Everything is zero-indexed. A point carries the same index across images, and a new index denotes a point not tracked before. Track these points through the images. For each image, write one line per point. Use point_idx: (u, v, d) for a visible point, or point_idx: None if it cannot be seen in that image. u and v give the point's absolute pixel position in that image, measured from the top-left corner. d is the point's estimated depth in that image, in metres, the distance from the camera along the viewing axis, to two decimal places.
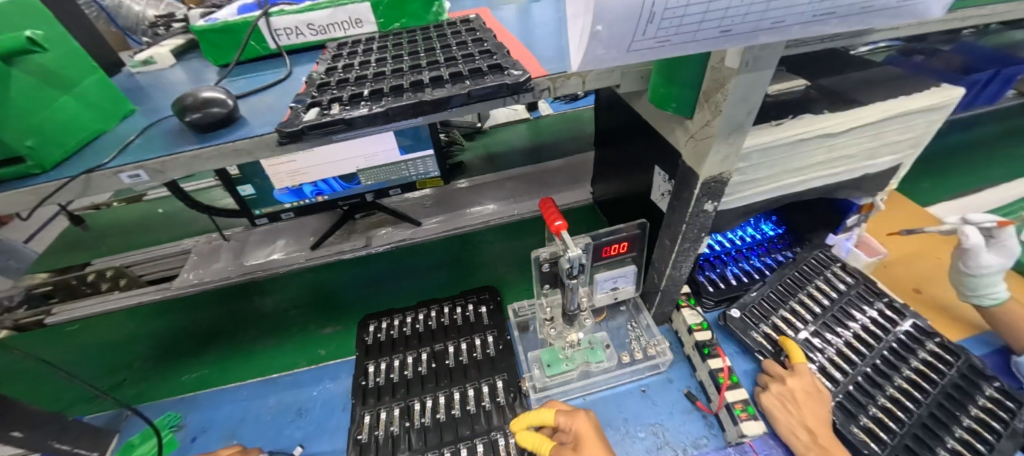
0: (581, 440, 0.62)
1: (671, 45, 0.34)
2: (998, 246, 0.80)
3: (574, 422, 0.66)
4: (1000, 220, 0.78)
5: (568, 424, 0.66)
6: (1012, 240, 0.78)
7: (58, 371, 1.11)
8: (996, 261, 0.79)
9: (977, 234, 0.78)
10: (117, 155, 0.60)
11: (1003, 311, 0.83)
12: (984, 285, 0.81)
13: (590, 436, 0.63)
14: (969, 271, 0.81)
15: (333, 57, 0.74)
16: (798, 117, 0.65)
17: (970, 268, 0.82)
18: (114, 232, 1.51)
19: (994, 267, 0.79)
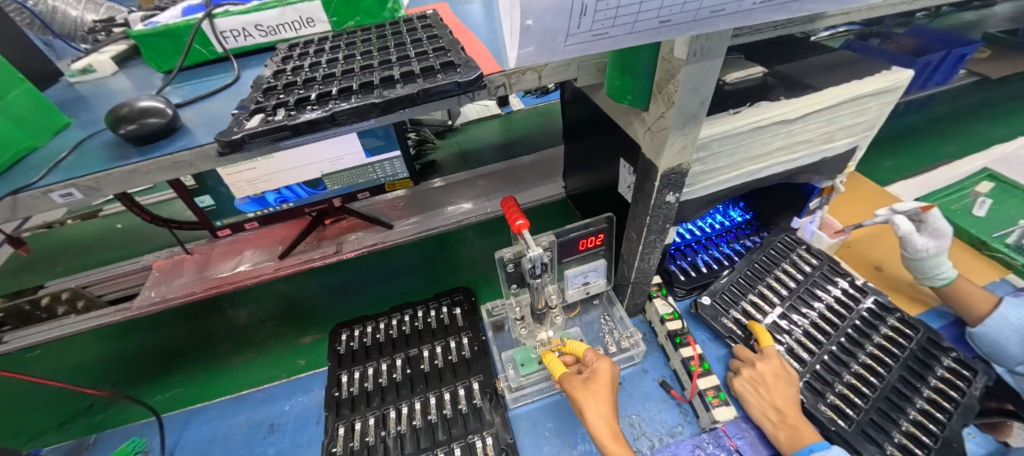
0: (595, 380, 0.67)
1: (612, 38, 0.33)
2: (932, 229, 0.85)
3: (598, 362, 0.70)
4: (920, 206, 0.85)
5: (593, 360, 0.71)
6: (939, 221, 0.84)
7: (11, 402, 1.05)
8: (933, 243, 0.84)
9: (905, 222, 0.84)
10: (47, 172, 0.56)
11: (953, 289, 0.86)
12: (932, 266, 0.85)
13: (600, 382, 0.67)
14: (911, 256, 0.86)
15: (283, 59, 0.71)
16: (755, 105, 0.66)
17: (912, 252, 0.87)
18: (68, 250, 1.43)
19: (934, 248, 0.83)
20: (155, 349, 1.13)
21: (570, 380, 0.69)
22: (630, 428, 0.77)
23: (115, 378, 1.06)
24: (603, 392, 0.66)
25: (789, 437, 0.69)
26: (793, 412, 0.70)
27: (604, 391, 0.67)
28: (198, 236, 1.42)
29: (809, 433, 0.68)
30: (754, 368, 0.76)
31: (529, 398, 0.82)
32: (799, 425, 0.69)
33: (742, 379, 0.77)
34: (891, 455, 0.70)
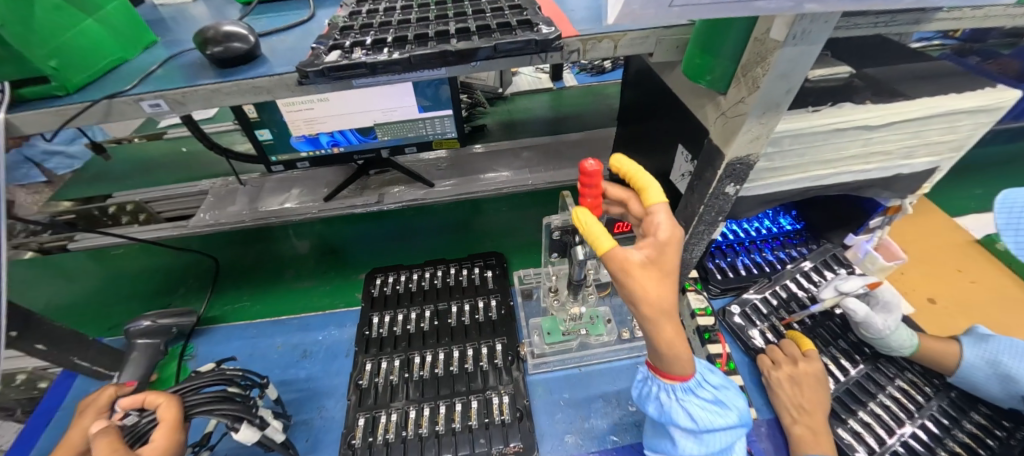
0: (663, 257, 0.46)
1: (716, 5, 0.32)
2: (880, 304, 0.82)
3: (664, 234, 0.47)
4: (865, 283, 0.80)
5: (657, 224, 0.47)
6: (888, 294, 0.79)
7: (86, 293, 1.17)
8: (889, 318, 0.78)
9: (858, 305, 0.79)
10: (138, 83, 0.60)
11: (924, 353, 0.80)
12: (896, 343, 0.79)
13: (671, 259, 0.46)
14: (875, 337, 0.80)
15: (358, 2, 0.72)
16: (837, 106, 0.62)
17: (874, 333, 0.80)
18: (136, 166, 1.53)
19: (891, 322, 0.78)
20: (206, 267, 1.22)
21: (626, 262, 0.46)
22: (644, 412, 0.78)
23: (179, 288, 1.17)
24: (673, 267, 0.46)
25: (802, 433, 0.69)
26: (821, 415, 0.71)
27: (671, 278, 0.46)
28: (251, 169, 1.49)
29: (828, 440, 0.67)
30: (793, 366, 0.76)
31: (549, 367, 0.84)
32: (820, 430, 0.69)
33: (778, 373, 0.77)
34: None
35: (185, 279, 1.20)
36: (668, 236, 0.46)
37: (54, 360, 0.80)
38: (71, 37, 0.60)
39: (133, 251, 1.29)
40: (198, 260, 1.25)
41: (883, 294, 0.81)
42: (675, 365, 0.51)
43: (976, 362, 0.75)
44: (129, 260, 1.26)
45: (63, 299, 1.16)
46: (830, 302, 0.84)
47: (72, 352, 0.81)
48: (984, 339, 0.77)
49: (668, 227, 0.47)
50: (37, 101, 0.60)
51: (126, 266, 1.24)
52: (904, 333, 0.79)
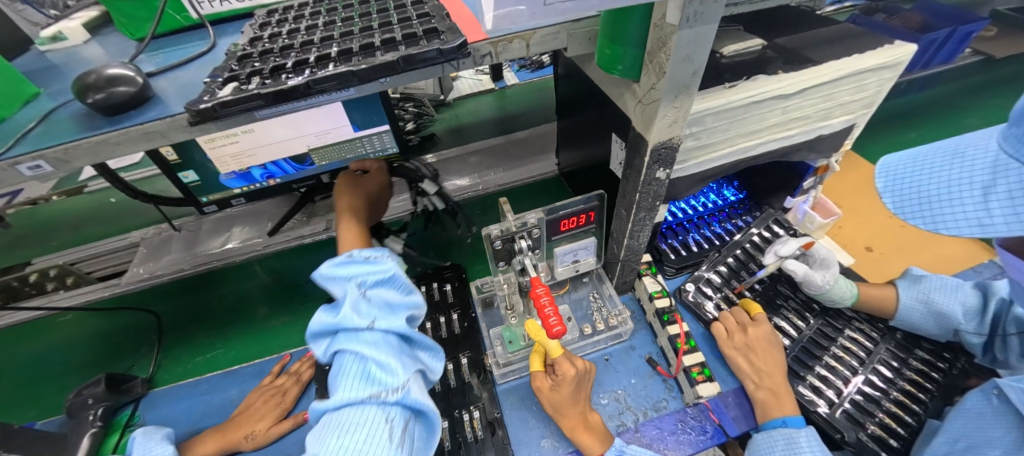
0: (562, 386, 0.69)
1: None
2: (820, 262, 0.87)
3: (565, 367, 0.69)
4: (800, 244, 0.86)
5: (559, 364, 0.69)
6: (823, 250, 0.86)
7: (17, 372, 1.06)
8: (828, 272, 0.83)
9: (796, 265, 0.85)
10: (13, 143, 0.54)
11: (865, 301, 0.84)
12: (838, 294, 0.83)
13: (566, 388, 0.68)
14: (818, 292, 0.84)
15: (261, 26, 0.68)
16: (751, 79, 0.64)
17: (817, 289, 0.84)
18: (54, 227, 1.40)
19: (830, 276, 0.83)
20: (145, 325, 1.12)
21: (544, 386, 0.70)
22: (615, 403, 0.78)
23: (145, 342, 1.08)
24: (566, 390, 0.68)
25: (765, 398, 0.71)
26: (777, 376, 0.73)
27: (567, 390, 0.68)
28: (186, 212, 1.39)
29: (787, 398, 0.70)
30: (744, 333, 0.79)
31: (517, 374, 0.82)
32: (780, 390, 0.72)
33: (732, 342, 0.79)
34: (873, 434, 0.73)
35: (129, 339, 1.09)
36: (566, 371, 0.68)
37: None
38: None
39: (65, 318, 1.17)
40: (143, 316, 1.14)
41: (818, 251, 0.87)
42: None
43: (912, 304, 0.81)
44: (61, 328, 1.14)
45: None
46: (773, 268, 0.90)
47: None
48: (918, 280, 0.83)
49: (568, 365, 0.69)
50: None
51: (58, 336, 1.12)
52: (844, 285, 0.83)
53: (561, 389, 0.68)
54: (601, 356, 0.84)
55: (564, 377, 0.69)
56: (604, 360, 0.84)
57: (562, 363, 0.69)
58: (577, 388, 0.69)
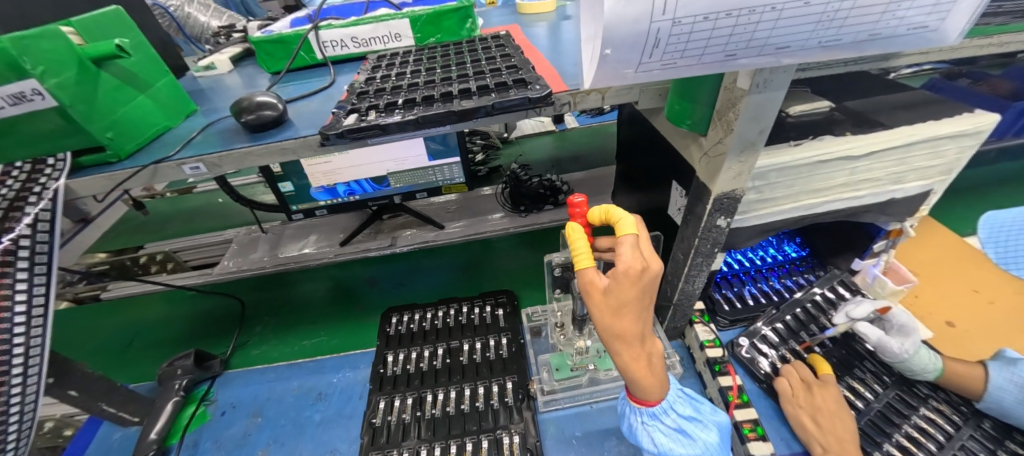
0: (623, 284, 0.50)
1: (677, 68, 0.37)
2: (897, 328, 0.81)
3: (633, 259, 0.50)
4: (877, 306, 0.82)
5: (621, 252, 0.51)
6: (903, 317, 0.80)
7: (120, 339, 1.20)
8: (908, 341, 0.78)
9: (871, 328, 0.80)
10: (182, 148, 0.67)
11: (947, 378, 0.78)
12: (917, 366, 0.78)
13: (628, 290, 0.50)
14: (893, 359, 0.79)
15: (374, 68, 0.81)
16: (818, 139, 0.66)
17: (891, 357, 0.80)
18: (165, 220, 1.63)
19: (910, 346, 0.78)
20: (230, 312, 1.24)
21: (592, 285, 0.51)
22: None
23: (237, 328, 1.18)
24: (632, 290, 0.50)
25: None
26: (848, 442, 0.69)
27: (632, 290, 0.50)
28: (273, 218, 1.57)
29: None
30: (812, 393, 0.75)
31: (559, 404, 0.83)
32: None
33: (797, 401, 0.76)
34: None
35: (216, 319, 1.22)
36: (632, 265, 0.50)
37: (84, 406, 0.83)
38: (127, 111, 0.67)
39: (163, 297, 1.33)
40: (231, 302, 1.28)
41: (896, 318, 0.81)
42: (647, 385, 0.56)
43: (1005, 385, 0.74)
44: (159, 306, 1.29)
45: (93, 346, 1.19)
46: (842, 328, 0.85)
47: (99, 398, 0.84)
48: (1013, 362, 0.75)
49: (635, 256, 0.50)
50: (94, 168, 0.66)
51: (155, 313, 1.27)
52: (925, 355, 0.78)
53: (620, 289, 0.50)
54: None
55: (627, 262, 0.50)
56: None
57: (629, 255, 0.50)
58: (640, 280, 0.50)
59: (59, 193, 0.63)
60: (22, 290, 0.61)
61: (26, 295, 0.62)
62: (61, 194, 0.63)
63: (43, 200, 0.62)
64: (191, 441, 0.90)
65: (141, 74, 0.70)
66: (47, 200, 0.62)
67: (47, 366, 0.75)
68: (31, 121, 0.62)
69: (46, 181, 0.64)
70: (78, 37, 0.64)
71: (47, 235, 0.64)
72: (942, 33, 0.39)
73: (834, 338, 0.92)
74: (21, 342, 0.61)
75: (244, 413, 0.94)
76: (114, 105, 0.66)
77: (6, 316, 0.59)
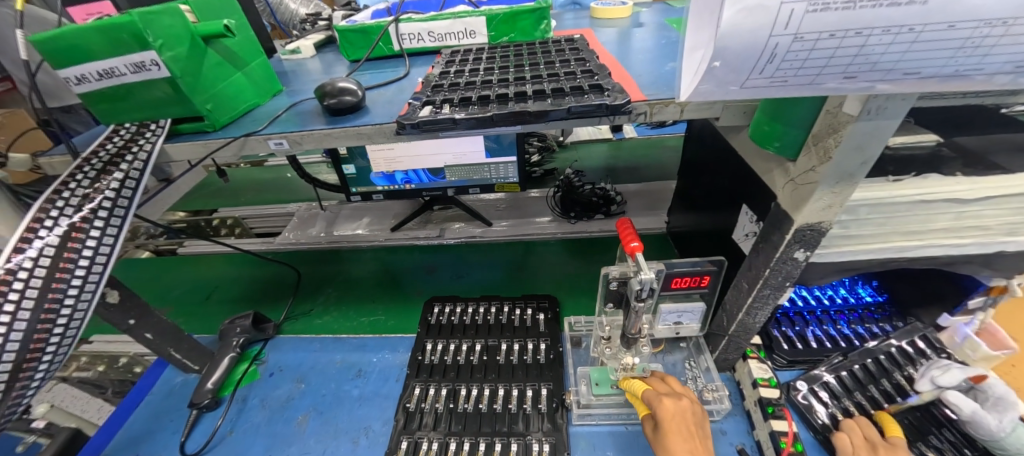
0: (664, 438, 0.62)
1: (786, 87, 0.35)
2: (993, 401, 0.71)
3: (660, 402, 0.65)
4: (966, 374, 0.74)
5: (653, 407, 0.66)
6: (1000, 389, 0.70)
7: (190, 292, 1.31)
8: (1005, 418, 0.68)
9: (960, 397, 0.72)
10: (268, 124, 0.72)
11: None
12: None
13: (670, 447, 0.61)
14: (989, 439, 0.70)
15: (448, 62, 0.83)
16: (921, 176, 0.59)
17: (988, 437, 0.70)
18: (238, 187, 1.76)
19: (1007, 423, 0.68)
20: (286, 280, 1.32)
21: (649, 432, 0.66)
22: None
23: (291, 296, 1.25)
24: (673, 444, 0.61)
25: None
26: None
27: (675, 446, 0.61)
28: (332, 197, 1.65)
29: None
30: (878, 452, 0.68)
31: (594, 420, 0.81)
32: None
33: None
34: None
35: (274, 286, 1.30)
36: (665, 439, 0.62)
37: (156, 349, 0.90)
38: (224, 86, 0.73)
39: (230, 258, 1.43)
40: (288, 271, 1.35)
41: (992, 389, 0.71)
42: None
43: None
44: (225, 267, 1.40)
45: (167, 295, 1.30)
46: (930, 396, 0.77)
47: (169, 344, 0.92)
48: None
49: None
50: (192, 135, 0.73)
51: (221, 273, 1.37)
52: None
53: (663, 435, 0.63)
54: None
55: (672, 397, 0.67)
56: None
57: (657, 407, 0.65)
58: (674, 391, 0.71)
59: (152, 155, 0.68)
60: (89, 247, 0.62)
61: (95, 243, 0.63)
62: (154, 157, 0.68)
63: (138, 161, 0.67)
64: (241, 396, 0.96)
65: (241, 53, 0.76)
66: (141, 160, 0.67)
67: (132, 309, 0.82)
68: (145, 89, 0.68)
69: (144, 143, 0.69)
70: (193, 16, 0.71)
71: (130, 193, 0.67)
72: None
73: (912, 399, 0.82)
74: (76, 284, 0.61)
75: (289, 378, 0.99)
76: (215, 80, 0.72)
77: (72, 259, 0.60)
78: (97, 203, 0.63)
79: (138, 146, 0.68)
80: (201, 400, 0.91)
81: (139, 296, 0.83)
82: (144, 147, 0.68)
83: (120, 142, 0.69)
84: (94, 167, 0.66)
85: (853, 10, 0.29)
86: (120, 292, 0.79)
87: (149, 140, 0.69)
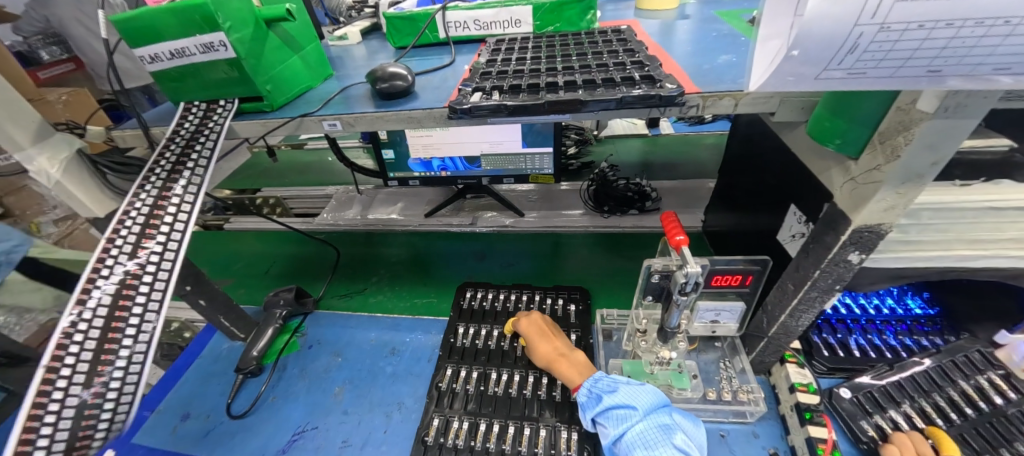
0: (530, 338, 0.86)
1: (863, 80, 0.34)
2: None
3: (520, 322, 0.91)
4: None
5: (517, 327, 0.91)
6: None
7: (237, 265, 1.39)
8: None
9: None
10: (322, 106, 0.74)
11: None
12: None
13: (535, 341, 0.85)
14: None
15: (494, 51, 0.83)
16: (991, 182, 0.56)
17: None
18: (280, 169, 1.83)
19: None
20: (324, 259, 1.37)
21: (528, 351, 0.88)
22: None
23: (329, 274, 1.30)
24: (535, 337, 0.86)
25: None
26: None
27: (535, 336, 0.86)
28: (368, 181, 1.70)
29: None
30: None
31: None
32: None
33: None
34: None
35: (312, 265, 1.36)
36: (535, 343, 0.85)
37: (208, 316, 0.96)
38: (282, 68, 0.76)
39: (272, 236, 1.50)
40: (326, 251, 1.41)
41: None
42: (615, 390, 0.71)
43: None
44: (268, 243, 1.47)
45: (216, 267, 1.38)
46: None
47: (220, 312, 0.98)
48: None
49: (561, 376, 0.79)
50: (252, 114, 0.76)
51: (264, 249, 1.44)
52: None
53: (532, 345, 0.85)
54: (717, 430, 0.78)
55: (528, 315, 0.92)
56: (719, 435, 0.78)
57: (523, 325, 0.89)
58: (545, 323, 0.88)
59: (224, 133, 0.73)
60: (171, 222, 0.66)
61: (166, 238, 0.66)
62: (214, 161, 0.72)
63: (205, 149, 0.72)
64: (282, 365, 1.01)
65: (299, 37, 0.79)
66: (215, 137, 0.73)
67: (188, 277, 0.87)
68: (212, 70, 0.72)
69: (204, 148, 0.72)
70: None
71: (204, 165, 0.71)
72: None
73: (973, 408, 0.76)
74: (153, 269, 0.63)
75: (327, 352, 1.04)
76: (274, 62, 0.75)
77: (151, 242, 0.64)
78: (161, 226, 0.66)
79: (197, 151, 0.72)
80: (247, 366, 0.97)
81: (195, 265, 0.89)
82: (212, 135, 0.73)
83: (186, 138, 0.73)
84: (155, 186, 0.69)
85: None
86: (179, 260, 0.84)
87: (220, 119, 0.74)
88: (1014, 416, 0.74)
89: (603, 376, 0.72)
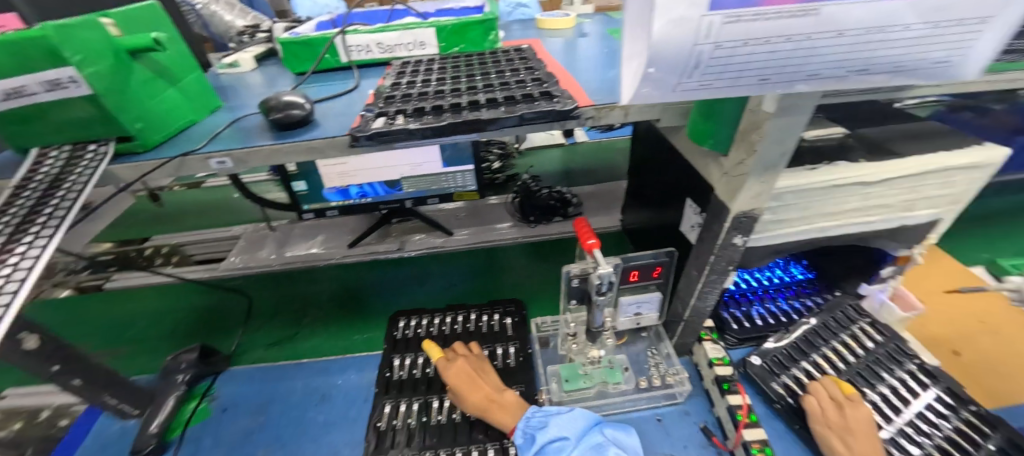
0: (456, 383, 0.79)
1: (712, 90, 0.39)
2: None
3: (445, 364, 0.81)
4: None
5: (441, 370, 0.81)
6: None
7: (126, 328, 1.21)
8: None
9: None
10: (209, 142, 0.68)
11: None
12: None
13: (464, 387, 0.78)
14: None
15: (399, 73, 0.83)
16: (832, 164, 0.67)
17: None
18: (173, 213, 1.63)
19: None
20: (236, 307, 1.24)
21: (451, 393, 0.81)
22: None
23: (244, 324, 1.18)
24: (462, 383, 0.79)
25: None
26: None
27: (462, 382, 0.79)
28: (281, 216, 1.58)
29: None
30: (839, 414, 0.73)
31: None
32: None
33: (824, 419, 0.74)
34: None
35: (222, 316, 1.22)
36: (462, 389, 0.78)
37: (87, 396, 0.82)
38: (155, 104, 0.69)
39: (169, 289, 1.33)
40: (237, 297, 1.28)
41: None
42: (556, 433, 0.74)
43: None
44: (165, 298, 1.29)
45: (99, 334, 1.19)
46: None
47: (103, 389, 0.83)
48: None
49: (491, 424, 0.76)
50: (121, 157, 0.67)
51: (160, 305, 1.27)
52: None
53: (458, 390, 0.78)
54: (654, 416, 0.83)
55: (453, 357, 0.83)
56: (656, 420, 0.82)
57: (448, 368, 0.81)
58: (474, 367, 0.82)
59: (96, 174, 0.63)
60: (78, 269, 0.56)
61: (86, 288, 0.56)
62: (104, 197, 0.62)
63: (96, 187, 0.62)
64: (194, 436, 0.89)
65: (173, 68, 0.72)
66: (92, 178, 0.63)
67: (56, 353, 0.74)
68: (64, 109, 0.62)
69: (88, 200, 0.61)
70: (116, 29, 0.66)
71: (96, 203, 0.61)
72: (964, 69, 0.40)
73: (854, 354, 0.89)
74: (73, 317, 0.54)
75: (247, 411, 0.93)
76: (144, 97, 0.67)
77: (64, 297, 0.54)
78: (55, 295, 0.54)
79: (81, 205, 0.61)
80: (145, 446, 0.83)
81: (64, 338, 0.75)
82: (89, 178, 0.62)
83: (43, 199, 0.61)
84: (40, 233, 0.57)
85: (762, 21, 0.33)
86: (40, 335, 0.71)
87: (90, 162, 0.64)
88: (884, 353, 0.88)
89: (535, 412, 0.72)
